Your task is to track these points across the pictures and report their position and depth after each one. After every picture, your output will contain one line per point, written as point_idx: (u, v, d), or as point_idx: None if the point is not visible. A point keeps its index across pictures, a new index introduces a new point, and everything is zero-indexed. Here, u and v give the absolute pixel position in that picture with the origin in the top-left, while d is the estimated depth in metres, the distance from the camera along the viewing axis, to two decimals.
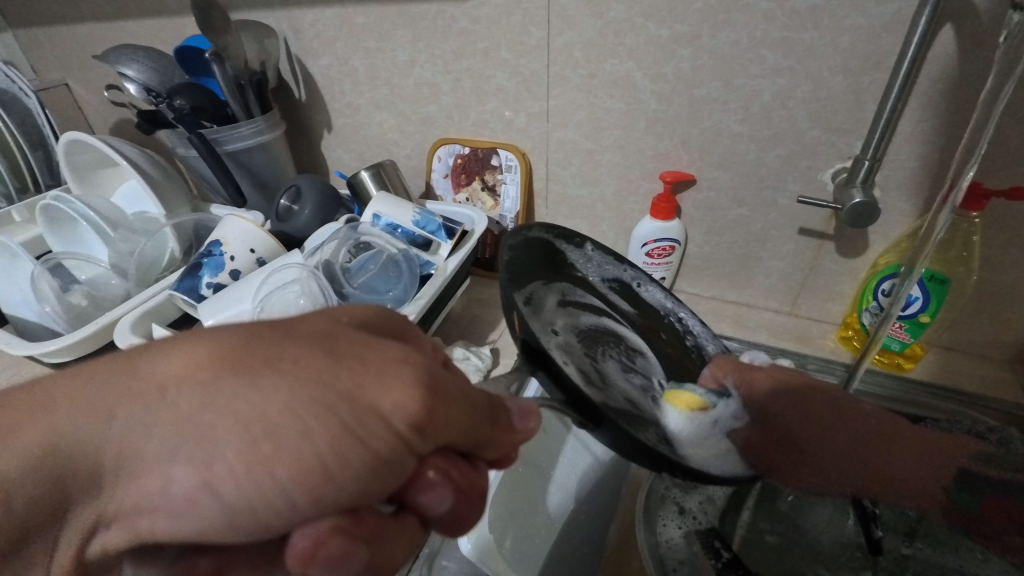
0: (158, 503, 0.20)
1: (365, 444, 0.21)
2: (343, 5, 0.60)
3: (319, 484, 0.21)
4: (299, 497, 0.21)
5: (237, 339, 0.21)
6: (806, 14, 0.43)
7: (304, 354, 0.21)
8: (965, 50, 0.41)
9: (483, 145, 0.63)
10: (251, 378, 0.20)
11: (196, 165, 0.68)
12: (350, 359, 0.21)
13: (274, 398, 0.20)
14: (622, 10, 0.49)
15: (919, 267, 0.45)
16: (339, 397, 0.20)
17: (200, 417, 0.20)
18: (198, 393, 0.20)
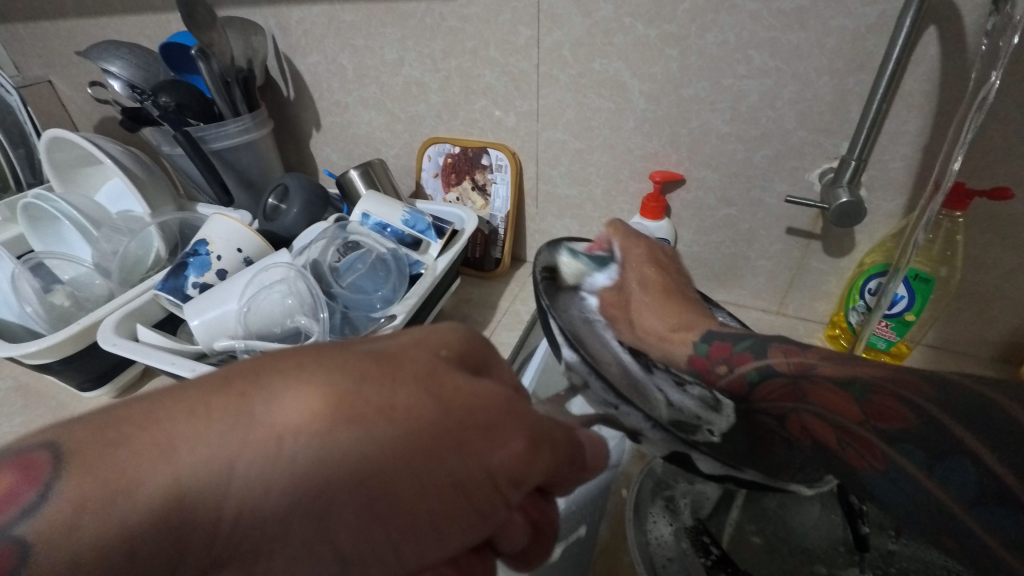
0: (264, 572, 0.18)
1: (479, 502, 0.21)
2: (331, 3, 0.60)
3: (434, 542, 0.20)
4: (414, 557, 0.20)
5: (354, 378, 0.19)
6: (793, 15, 0.44)
7: (425, 405, 0.19)
8: (948, 52, 0.41)
9: (472, 144, 0.63)
10: (380, 427, 0.18)
11: (181, 163, 0.67)
12: (470, 412, 0.20)
13: (411, 447, 0.19)
14: (611, 10, 0.49)
15: (904, 267, 0.45)
16: (470, 450, 0.20)
17: (319, 477, 0.17)
18: (318, 450, 0.17)
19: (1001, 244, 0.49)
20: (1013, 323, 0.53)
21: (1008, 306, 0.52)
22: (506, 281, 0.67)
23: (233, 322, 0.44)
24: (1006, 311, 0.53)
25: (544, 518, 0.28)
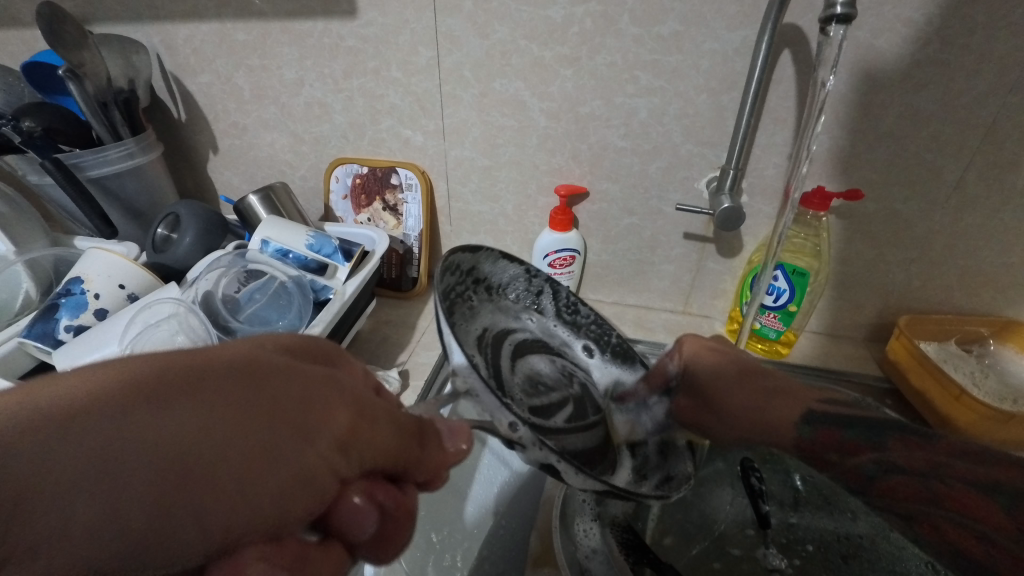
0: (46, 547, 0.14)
1: (288, 460, 0.19)
2: (221, 21, 0.57)
3: (241, 499, 0.17)
4: (222, 522, 0.17)
5: (175, 370, 0.18)
6: (670, 39, 0.48)
7: (226, 382, 0.19)
8: (801, 72, 0.47)
9: (381, 164, 0.62)
10: (198, 396, 0.18)
11: (52, 194, 0.60)
12: (270, 374, 0.20)
13: (223, 418, 0.18)
14: (506, 32, 0.50)
15: (770, 261, 0.50)
16: (286, 422, 0.19)
17: (126, 448, 0.16)
18: (113, 424, 0.16)
19: (859, 238, 0.56)
20: (877, 306, 0.60)
21: (872, 292, 0.59)
22: (425, 301, 0.67)
23: None
24: (871, 295, 0.60)
25: (399, 504, 0.23)
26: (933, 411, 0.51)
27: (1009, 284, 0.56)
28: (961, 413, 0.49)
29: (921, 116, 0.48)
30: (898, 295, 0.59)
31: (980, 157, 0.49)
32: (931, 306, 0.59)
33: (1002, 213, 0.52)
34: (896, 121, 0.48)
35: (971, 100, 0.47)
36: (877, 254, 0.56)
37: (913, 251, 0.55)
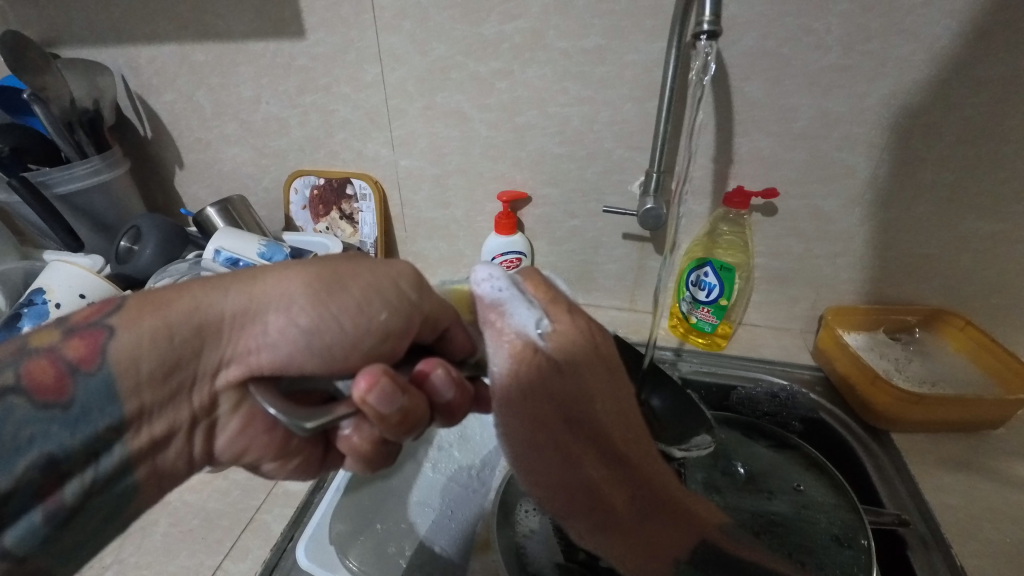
0: (261, 343, 0.31)
1: (385, 309, 0.33)
2: (181, 42, 0.61)
3: (359, 323, 0.32)
4: (347, 333, 0.32)
5: (319, 260, 0.33)
6: (594, 52, 0.51)
7: (344, 265, 0.33)
8: (716, 79, 0.50)
9: (336, 175, 0.65)
10: (332, 268, 0.32)
11: (21, 210, 0.63)
12: (374, 265, 0.34)
13: (345, 278, 0.32)
14: (444, 48, 0.54)
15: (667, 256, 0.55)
16: (378, 283, 0.33)
17: (292, 292, 0.31)
18: (285, 279, 0.31)
19: (787, 234, 0.59)
20: (811, 298, 0.63)
21: (804, 285, 0.62)
22: None
23: None
24: (804, 288, 0.62)
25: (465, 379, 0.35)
26: (857, 397, 0.54)
27: (932, 273, 0.59)
28: (877, 398, 0.52)
29: (832, 117, 0.51)
30: (829, 287, 0.62)
31: (889, 155, 0.52)
32: (861, 297, 0.62)
33: (915, 205, 0.55)
34: (809, 123, 0.51)
35: (875, 102, 0.50)
36: (805, 249, 0.59)
37: (838, 244, 0.58)
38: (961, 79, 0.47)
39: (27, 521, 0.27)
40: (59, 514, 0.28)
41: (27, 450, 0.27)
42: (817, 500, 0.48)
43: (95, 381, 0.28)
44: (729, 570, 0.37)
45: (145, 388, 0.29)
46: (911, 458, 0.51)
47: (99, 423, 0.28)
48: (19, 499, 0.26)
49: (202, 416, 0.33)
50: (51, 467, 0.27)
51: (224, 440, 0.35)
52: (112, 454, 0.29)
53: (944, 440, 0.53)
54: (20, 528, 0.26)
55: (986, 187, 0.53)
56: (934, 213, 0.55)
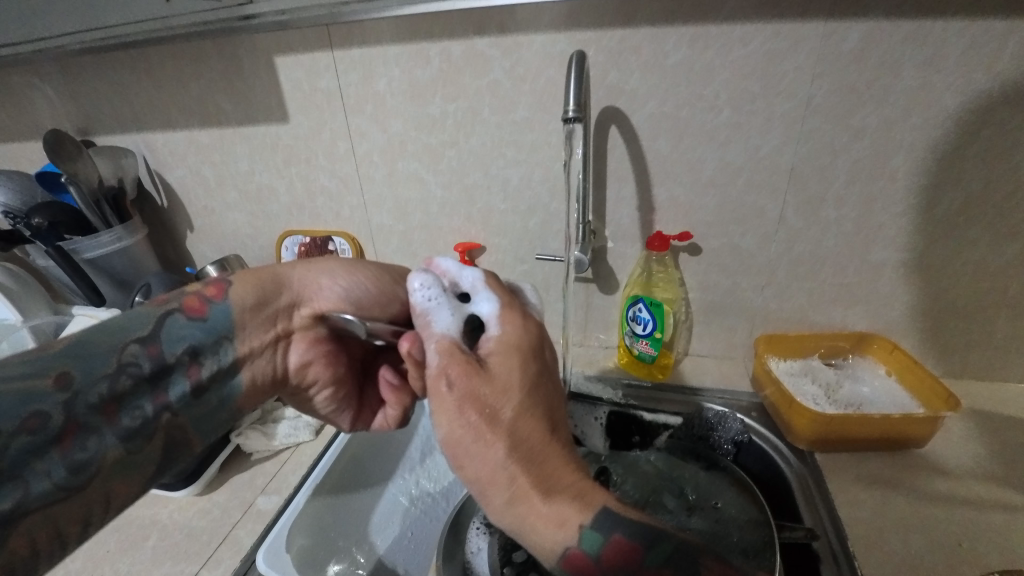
0: (318, 296, 0.44)
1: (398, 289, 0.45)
2: (189, 129, 0.72)
3: (379, 283, 0.45)
4: (370, 290, 0.44)
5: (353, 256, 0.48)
6: (523, 123, 0.59)
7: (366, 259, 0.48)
8: (629, 141, 0.58)
9: (319, 233, 0.75)
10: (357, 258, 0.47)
11: (55, 273, 0.75)
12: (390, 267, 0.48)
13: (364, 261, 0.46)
14: (400, 126, 0.63)
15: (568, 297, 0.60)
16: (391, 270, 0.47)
17: (335, 264, 0.45)
18: (330, 258, 0.46)
19: (714, 270, 0.65)
20: (747, 328, 0.68)
21: (738, 316, 0.68)
22: None
23: None
24: (739, 319, 0.68)
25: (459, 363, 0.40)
26: (781, 417, 0.60)
27: (853, 301, 0.64)
28: (799, 419, 0.57)
29: (735, 168, 0.58)
30: (762, 317, 0.67)
31: (791, 197, 0.59)
32: (792, 325, 0.67)
33: (824, 241, 0.60)
34: (716, 173, 0.58)
35: (770, 152, 0.56)
36: (732, 283, 0.65)
37: (762, 277, 0.64)
38: (842, 129, 0.54)
39: (177, 390, 0.36)
40: (196, 387, 0.38)
41: (181, 342, 0.37)
42: (732, 515, 0.53)
43: (222, 306, 0.40)
44: (622, 534, 0.34)
45: (250, 312, 0.41)
46: (829, 475, 0.55)
47: (227, 331, 0.40)
48: (171, 372, 0.36)
49: (284, 338, 0.44)
50: (195, 354, 0.38)
51: (297, 362, 0.45)
52: (228, 353, 0.40)
53: (865, 458, 0.57)
54: (174, 394, 0.36)
55: (886, 221, 0.58)
56: (843, 247, 0.61)
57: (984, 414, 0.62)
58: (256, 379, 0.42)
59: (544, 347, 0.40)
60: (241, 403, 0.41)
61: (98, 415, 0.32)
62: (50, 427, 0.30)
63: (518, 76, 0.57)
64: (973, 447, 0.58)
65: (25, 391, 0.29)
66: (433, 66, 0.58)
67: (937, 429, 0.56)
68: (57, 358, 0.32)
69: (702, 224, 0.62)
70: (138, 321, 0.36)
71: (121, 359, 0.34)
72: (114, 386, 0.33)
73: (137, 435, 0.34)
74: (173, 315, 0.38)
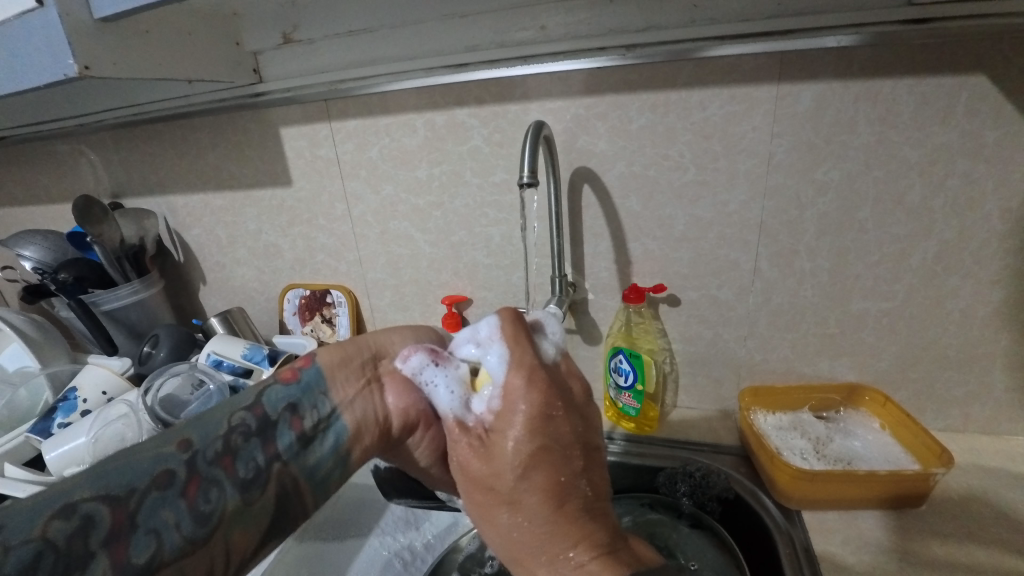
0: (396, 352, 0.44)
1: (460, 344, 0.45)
2: (206, 192, 0.79)
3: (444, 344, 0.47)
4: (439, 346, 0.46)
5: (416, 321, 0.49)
6: (502, 184, 0.63)
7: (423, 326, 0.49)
8: (602, 199, 0.61)
9: (318, 287, 0.79)
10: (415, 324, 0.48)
11: (75, 323, 0.81)
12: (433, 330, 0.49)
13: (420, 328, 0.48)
14: (391, 189, 0.68)
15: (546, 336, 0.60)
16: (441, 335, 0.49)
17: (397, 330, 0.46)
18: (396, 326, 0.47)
19: (694, 321, 0.65)
20: (733, 381, 0.68)
21: (723, 368, 0.67)
22: None
23: (83, 452, 0.56)
24: (725, 371, 0.68)
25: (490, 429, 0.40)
26: (765, 473, 0.58)
27: (838, 352, 0.63)
28: (787, 479, 0.55)
29: (706, 223, 0.60)
30: (747, 369, 0.67)
31: (764, 251, 0.60)
32: (780, 378, 0.66)
33: (802, 292, 0.61)
34: (687, 229, 0.60)
35: (738, 208, 0.58)
36: (714, 334, 0.65)
37: (743, 329, 0.64)
38: (805, 185, 0.56)
39: (283, 440, 0.36)
40: (303, 437, 0.37)
41: (280, 399, 0.37)
42: None
43: (313, 368, 0.40)
44: None
45: (337, 368, 0.41)
46: (814, 535, 0.53)
47: (322, 386, 0.39)
48: (276, 426, 0.36)
49: (375, 382, 0.42)
50: (293, 408, 0.37)
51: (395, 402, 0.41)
52: (328, 403, 0.39)
53: (857, 517, 0.55)
54: (282, 443, 0.35)
55: (862, 272, 0.58)
56: (821, 299, 0.61)
57: (989, 471, 0.59)
58: (361, 425, 0.39)
59: (549, 411, 0.38)
60: (351, 455, 0.38)
61: (216, 468, 0.32)
62: (177, 481, 0.31)
63: (496, 142, 0.61)
64: (974, 507, 0.55)
65: (153, 455, 0.31)
66: (420, 135, 0.64)
67: (932, 486, 0.53)
68: (179, 431, 0.33)
69: (679, 277, 0.63)
70: (242, 394, 0.37)
71: (230, 423, 0.35)
72: (228, 443, 0.34)
73: (253, 483, 0.33)
74: (271, 385, 0.38)
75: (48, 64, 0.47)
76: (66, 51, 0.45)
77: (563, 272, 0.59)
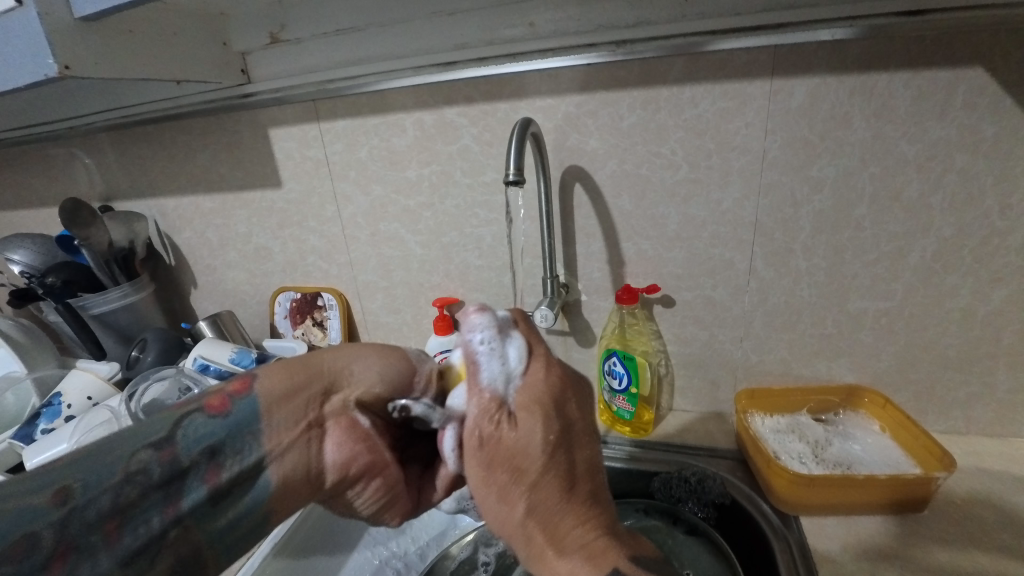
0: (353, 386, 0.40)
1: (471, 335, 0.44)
2: (195, 195, 0.78)
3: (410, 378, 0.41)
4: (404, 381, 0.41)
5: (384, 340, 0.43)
6: (492, 184, 0.62)
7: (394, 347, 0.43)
8: (594, 198, 0.60)
9: (309, 290, 0.78)
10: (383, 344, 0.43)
11: (63, 327, 0.80)
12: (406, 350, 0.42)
13: (390, 352, 0.41)
14: (381, 189, 0.67)
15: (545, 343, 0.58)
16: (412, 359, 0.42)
17: (361, 353, 0.41)
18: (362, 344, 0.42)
19: (689, 322, 0.64)
20: (730, 383, 0.67)
21: (719, 370, 0.66)
22: None
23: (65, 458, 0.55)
24: (721, 373, 0.66)
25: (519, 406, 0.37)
26: (761, 477, 0.57)
27: (837, 353, 0.62)
28: (782, 484, 0.54)
29: (700, 222, 0.59)
30: (744, 371, 0.65)
31: (759, 251, 0.59)
32: (777, 380, 0.65)
33: (799, 292, 0.60)
34: (680, 228, 0.59)
35: (732, 206, 0.57)
36: (709, 336, 0.64)
37: (739, 330, 0.63)
38: (800, 182, 0.55)
39: (190, 496, 0.33)
40: (215, 493, 0.34)
41: (198, 443, 0.34)
42: None
43: (246, 402, 0.37)
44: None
45: (277, 405, 0.37)
46: (813, 541, 0.52)
47: (252, 428, 0.36)
48: (186, 477, 0.33)
49: (317, 427, 0.38)
50: (211, 457, 0.34)
51: (334, 454, 0.39)
52: (254, 451, 0.35)
53: (857, 523, 0.53)
54: (187, 501, 0.32)
55: (859, 271, 0.57)
56: (817, 299, 0.60)
57: (993, 473, 0.57)
58: (289, 479, 0.37)
59: (567, 394, 0.39)
60: (272, 506, 0.36)
61: (95, 534, 0.29)
62: (40, 549, 0.27)
63: (486, 141, 0.60)
64: (976, 512, 0.54)
65: (16, 512, 0.27)
66: (409, 135, 0.63)
67: (934, 490, 0.52)
68: (65, 473, 0.30)
69: (673, 277, 0.62)
70: (156, 425, 0.34)
71: (128, 470, 0.31)
72: (119, 500, 0.30)
73: (142, 549, 0.30)
74: (192, 416, 0.35)
75: (28, 64, 0.46)
76: (46, 51, 0.44)
77: (555, 272, 0.59)
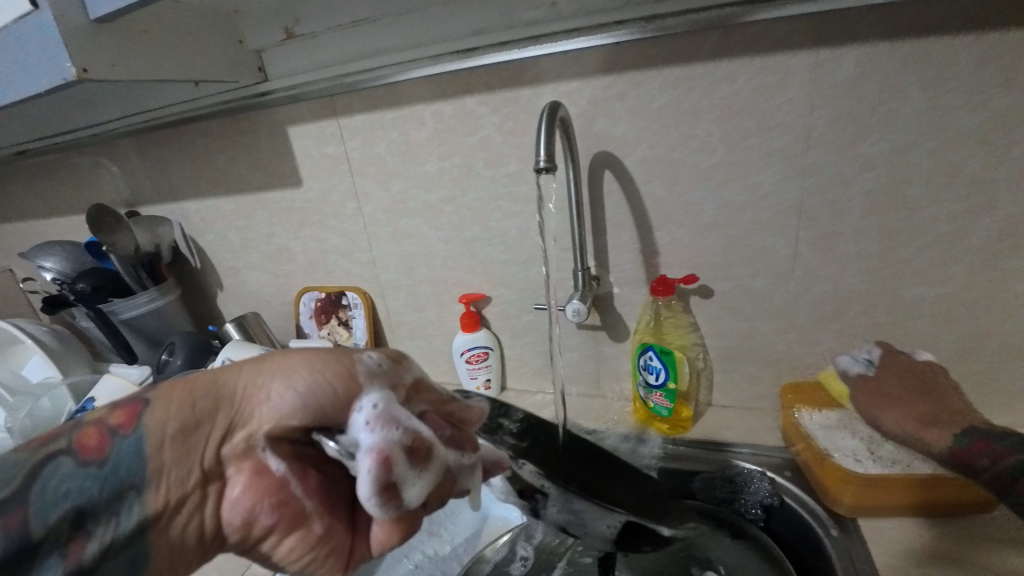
0: (267, 416, 0.33)
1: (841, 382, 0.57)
2: (217, 198, 0.78)
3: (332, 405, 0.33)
4: (328, 411, 0.33)
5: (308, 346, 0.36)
6: (516, 175, 0.60)
7: (318, 353, 0.35)
8: (624, 185, 0.57)
9: (332, 289, 0.77)
10: (302, 354, 0.35)
11: (95, 332, 0.82)
12: (333, 357, 0.34)
13: (315, 365, 0.34)
14: (401, 185, 0.66)
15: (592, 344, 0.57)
16: (337, 374, 0.34)
17: (278, 369, 0.34)
18: (283, 357, 0.35)
19: (728, 314, 0.61)
20: (771, 377, 0.63)
21: (760, 364, 0.63)
22: None
23: None
24: (762, 366, 0.63)
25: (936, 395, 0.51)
26: (814, 479, 0.54)
27: (889, 343, 0.58)
28: (832, 480, 0.51)
29: (738, 208, 0.55)
30: (787, 364, 0.62)
31: (803, 236, 0.55)
32: None
33: (846, 279, 0.56)
34: (716, 215, 0.56)
35: (773, 189, 0.53)
36: (749, 327, 0.61)
37: (781, 321, 0.60)
38: (849, 160, 0.51)
39: None
40: (76, 571, 0.28)
41: (60, 502, 0.29)
42: None
43: (128, 442, 0.31)
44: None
45: (166, 447, 0.32)
46: (873, 546, 0.48)
47: (131, 479, 0.31)
48: (41, 552, 0.27)
49: (213, 478, 0.33)
50: (76, 521, 0.29)
51: (235, 510, 0.34)
52: (131, 511, 0.30)
53: (920, 525, 0.50)
54: None
55: (913, 255, 0.53)
56: (868, 286, 0.56)
57: None
58: (173, 544, 0.32)
59: None
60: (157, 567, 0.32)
61: None
62: None
63: (508, 130, 0.58)
64: None
65: None
66: (428, 127, 0.61)
67: None
68: None
69: (709, 267, 0.59)
70: (4, 476, 0.28)
71: None
72: None
73: None
74: (58, 464, 0.30)
75: (48, 67, 0.45)
76: (63, 53, 0.43)
77: (586, 264, 0.56)
